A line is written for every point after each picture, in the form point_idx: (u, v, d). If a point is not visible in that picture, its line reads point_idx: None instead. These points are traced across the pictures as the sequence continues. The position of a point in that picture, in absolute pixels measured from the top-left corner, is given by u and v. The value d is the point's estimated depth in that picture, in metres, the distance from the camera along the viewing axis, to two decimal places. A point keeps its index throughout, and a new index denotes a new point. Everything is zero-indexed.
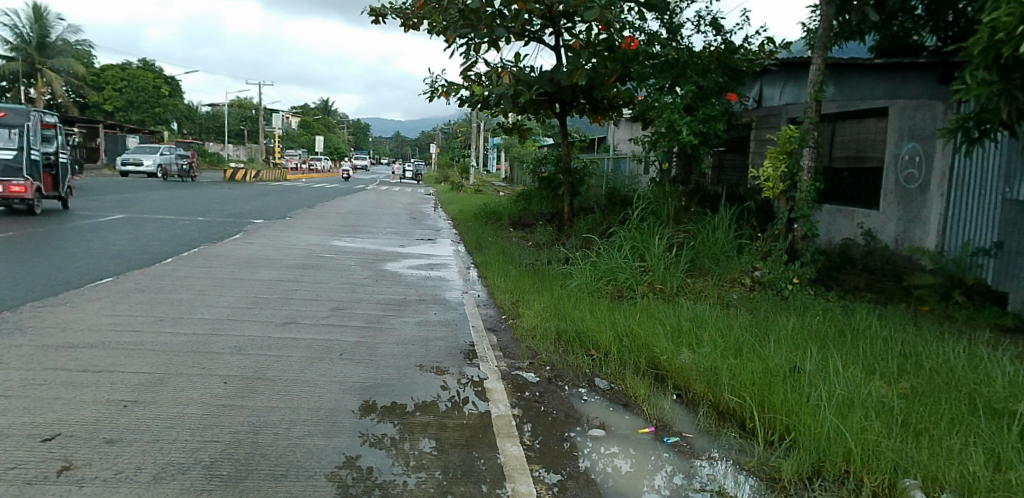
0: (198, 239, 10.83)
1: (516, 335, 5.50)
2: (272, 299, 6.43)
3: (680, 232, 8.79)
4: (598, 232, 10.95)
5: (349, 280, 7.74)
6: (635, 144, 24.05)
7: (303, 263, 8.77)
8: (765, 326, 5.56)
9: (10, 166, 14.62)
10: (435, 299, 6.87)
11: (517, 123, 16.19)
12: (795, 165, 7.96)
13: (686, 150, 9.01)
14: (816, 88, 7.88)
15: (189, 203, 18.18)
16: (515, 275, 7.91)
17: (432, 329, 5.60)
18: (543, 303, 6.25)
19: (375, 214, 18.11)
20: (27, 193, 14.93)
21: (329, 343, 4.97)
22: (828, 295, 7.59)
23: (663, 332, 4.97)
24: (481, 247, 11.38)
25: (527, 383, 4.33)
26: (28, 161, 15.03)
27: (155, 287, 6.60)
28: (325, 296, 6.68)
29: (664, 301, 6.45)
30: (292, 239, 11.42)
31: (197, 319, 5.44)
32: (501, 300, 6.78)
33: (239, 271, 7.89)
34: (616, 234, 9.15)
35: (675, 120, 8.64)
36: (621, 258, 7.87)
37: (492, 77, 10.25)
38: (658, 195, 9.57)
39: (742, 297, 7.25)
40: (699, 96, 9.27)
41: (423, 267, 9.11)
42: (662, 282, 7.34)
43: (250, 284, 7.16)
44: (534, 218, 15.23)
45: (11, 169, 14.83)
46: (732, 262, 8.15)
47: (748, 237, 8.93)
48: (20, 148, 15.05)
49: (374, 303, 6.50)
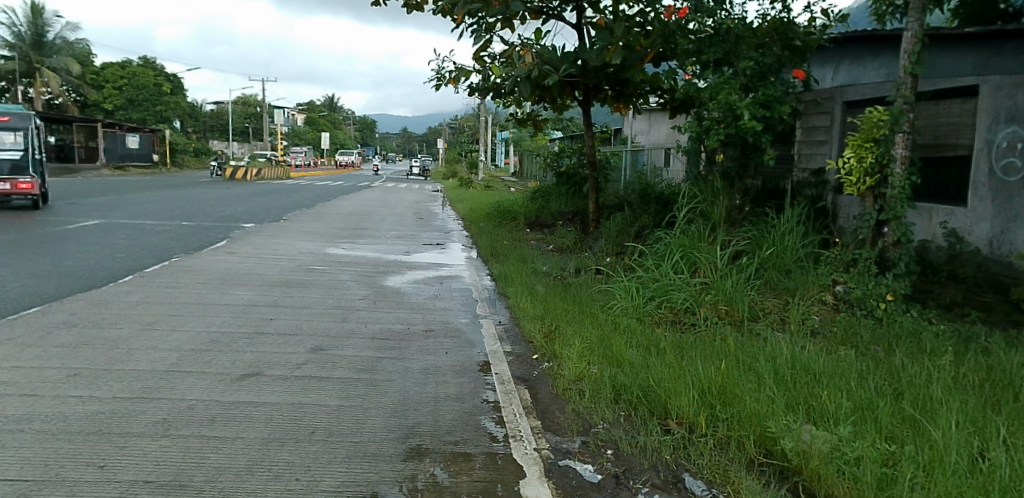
0: (173, 248, 9.48)
1: (554, 390, 4.05)
2: (238, 335, 5.00)
3: (739, 238, 7.33)
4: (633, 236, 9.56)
5: (340, 303, 6.30)
6: (656, 134, 22.66)
7: (287, 280, 7.34)
8: (894, 383, 4.09)
9: (18, 164, 15.10)
10: (444, 331, 5.40)
11: (532, 114, 14.80)
12: (887, 153, 6.43)
13: (744, 139, 7.44)
14: (912, 59, 6.33)
15: (178, 205, 16.83)
16: (544, 294, 6.50)
17: (441, 382, 4.13)
18: (586, 339, 4.81)
19: (379, 215, 16.66)
20: (34, 190, 15.35)
21: (296, 412, 3.53)
22: (930, 317, 6.10)
23: (767, 396, 3.53)
24: (497, 254, 10.00)
25: (585, 485, 2.87)
26: (34, 161, 15.50)
27: (91, 321, 5.21)
28: (306, 329, 5.28)
29: (742, 339, 5.00)
30: (282, 247, 10.07)
31: (126, 372, 4.05)
32: (530, 332, 5.35)
33: (207, 293, 6.48)
34: (660, 240, 7.70)
35: (733, 102, 7.03)
36: (673, 273, 6.40)
37: (508, 56, 8.82)
38: (707, 192, 8.10)
39: (830, 325, 5.78)
40: (757, 73, 7.71)
41: (431, 282, 7.64)
42: (728, 304, 5.88)
43: (215, 311, 5.75)
44: (553, 218, 13.74)
45: (19, 167, 15.25)
46: (806, 275, 6.69)
47: (819, 243, 7.45)
48: (28, 148, 15.53)
49: (366, 339, 5.05)
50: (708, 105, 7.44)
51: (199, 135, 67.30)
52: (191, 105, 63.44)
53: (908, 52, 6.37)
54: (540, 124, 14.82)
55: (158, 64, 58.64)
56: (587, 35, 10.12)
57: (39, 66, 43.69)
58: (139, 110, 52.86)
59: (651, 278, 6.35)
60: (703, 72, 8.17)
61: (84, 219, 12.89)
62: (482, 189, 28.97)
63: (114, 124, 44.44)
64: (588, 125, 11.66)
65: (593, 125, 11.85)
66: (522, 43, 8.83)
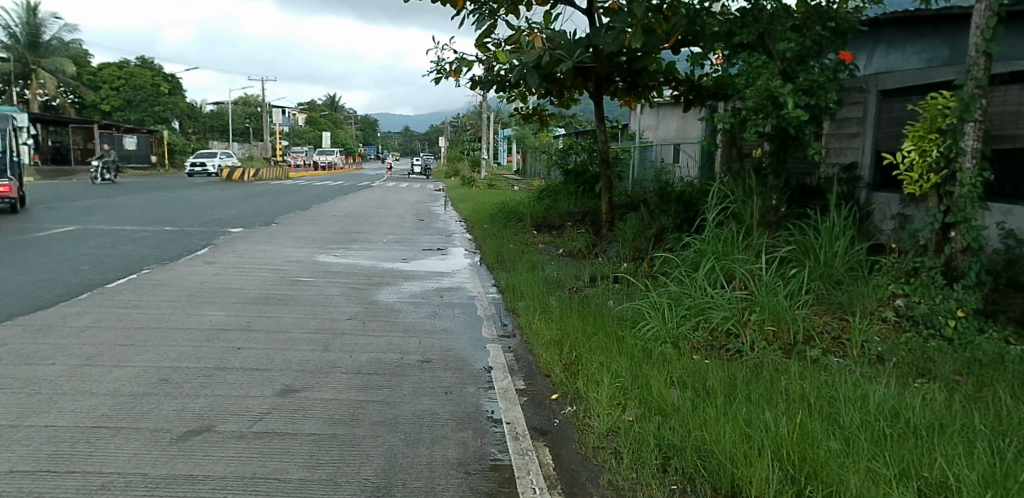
0: (148, 257, 8.63)
1: (582, 449, 3.20)
2: (193, 371, 4.14)
3: (777, 244, 6.48)
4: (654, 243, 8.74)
5: (323, 325, 5.43)
6: (668, 127, 21.79)
7: (266, 296, 6.48)
8: (1013, 437, 3.20)
9: None
10: (443, 363, 4.52)
11: (537, 109, 13.98)
12: (954, 145, 5.52)
13: (783, 132, 6.56)
14: (985, 35, 5.41)
15: (165, 209, 16.00)
16: (560, 312, 5.63)
17: (436, 439, 3.25)
18: (616, 375, 3.94)
19: (377, 217, 15.81)
20: (13, 192, 14.56)
21: (245, 492, 2.66)
22: (1009, 336, 5.19)
23: (868, 468, 2.65)
24: (503, 261, 9.15)
25: None
26: (14, 162, 14.68)
27: (22, 354, 4.37)
28: (279, 361, 4.42)
29: (803, 375, 4.13)
30: (268, 255, 9.23)
31: (38, 430, 3.18)
32: (546, 362, 4.49)
33: (171, 314, 5.63)
34: (688, 246, 6.85)
35: (774, 87, 6.13)
36: (709, 286, 5.55)
37: (515, 42, 7.96)
38: (739, 191, 7.23)
39: (899, 348, 4.90)
40: (796, 56, 6.80)
41: (430, 296, 6.77)
42: (778, 324, 5.01)
43: (174, 339, 4.89)
44: (561, 218, 12.87)
45: None
46: (861, 286, 5.81)
47: (868, 250, 6.57)
48: (7, 150, 14.73)
49: (349, 375, 4.18)
50: (743, 93, 6.56)
51: (200, 136, 66.57)
52: (190, 105, 62.69)
53: (980, 28, 5.47)
54: (547, 119, 14.04)
55: (156, 64, 57.90)
56: (600, 20, 9.25)
57: (35, 68, 43.01)
58: (137, 111, 52.15)
59: (685, 295, 5.49)
60: (732, 56, 7.28)
61: (60, 225, 12.05)
62: (485, 187, 28.08)
63: (111, 125, 43.69)
64: (600, 119, 10.78)
65: (605, 119, 10.97)
66: (529, 27, 7.97)
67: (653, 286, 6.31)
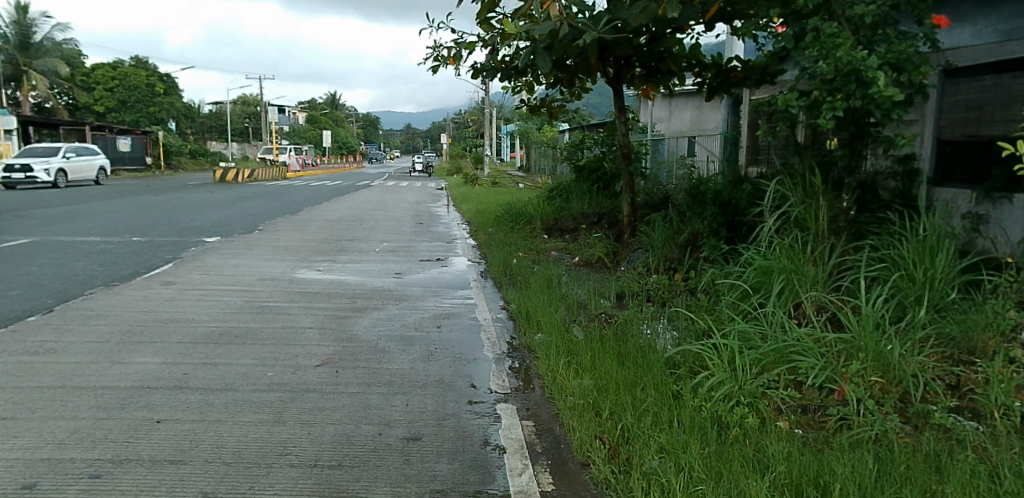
0: (96, 277, 7.39)
1: None
2: (76, 470, 2.86)
3: (858, 258, 5.18)
4: (696, 261, 7.51)
5: (282, 379, 4.14)
6: (682, 119, 20.58)
7: (222, 331, 5.21)
8: None
9: None
10: (435, 444, 3.22)
11: (545, 100, 12.70)
12: None
13: (862, 118, 5.20)
14: None
15: (142, 215, 14.80)
16: (591, 354, 4.35)
17: None
18: (687, 479, 2.66)
19: (373, 222, 14.53)
20: None
21: None
22: None
23: None
24: (514, 276, 7.91)
25: None
26: None
27: None
28: (206, 444, 3.15)
29: (954, 469, 2.86)
30: (239, 271, 7.98)
31: None
32: (581, 441, 3.21)
33: (89, 362, 4.36)
34: (744, 262, 5.58)
35: (857, 60, 4.73)
36: (786, 322, 4.25)
37: (523, 15, 6.65)
38: (800, 192, 5.94)
39: None
40: (873, 22, 5.41)
41: (425, 327, 5.47)
42: (885, 373, 3.74)
43: (75, 405, 3.61)
44: (574, 221, 11.59)
45: None
46: (973, 312, 4.50)
47: (971, 262, 5.23)
48: None
49: (300, 473, 2.89)
50: (813, 70, 5.22)
51: (198, 138, 65.32)
52: (187, 106, 61.66)
53: None
54: (556, 111, 12.79)
55: (152, 64, 56.72)
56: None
57: (27, 69, 41.86)
58: (132, 112, 50.91)
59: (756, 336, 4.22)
60: (790, 25, 5.92)
61: (15, 237, 10.75)
62: (489, 186, 26.89)
63: (104, 126, 42.46)
64: (620, 108, 9.45)
65: (624, 109, 9.66)
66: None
67: (707, 317, 5.05)
